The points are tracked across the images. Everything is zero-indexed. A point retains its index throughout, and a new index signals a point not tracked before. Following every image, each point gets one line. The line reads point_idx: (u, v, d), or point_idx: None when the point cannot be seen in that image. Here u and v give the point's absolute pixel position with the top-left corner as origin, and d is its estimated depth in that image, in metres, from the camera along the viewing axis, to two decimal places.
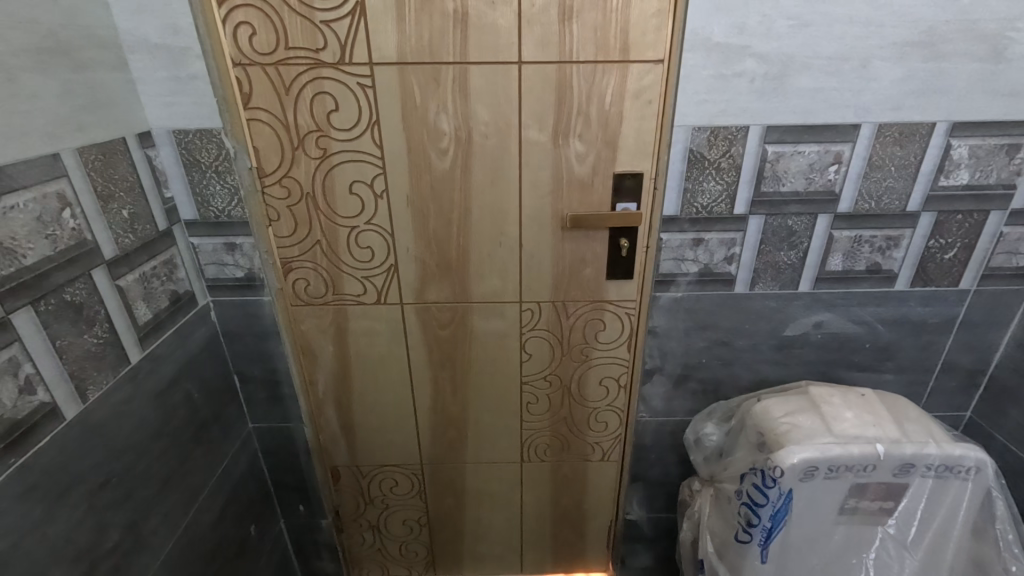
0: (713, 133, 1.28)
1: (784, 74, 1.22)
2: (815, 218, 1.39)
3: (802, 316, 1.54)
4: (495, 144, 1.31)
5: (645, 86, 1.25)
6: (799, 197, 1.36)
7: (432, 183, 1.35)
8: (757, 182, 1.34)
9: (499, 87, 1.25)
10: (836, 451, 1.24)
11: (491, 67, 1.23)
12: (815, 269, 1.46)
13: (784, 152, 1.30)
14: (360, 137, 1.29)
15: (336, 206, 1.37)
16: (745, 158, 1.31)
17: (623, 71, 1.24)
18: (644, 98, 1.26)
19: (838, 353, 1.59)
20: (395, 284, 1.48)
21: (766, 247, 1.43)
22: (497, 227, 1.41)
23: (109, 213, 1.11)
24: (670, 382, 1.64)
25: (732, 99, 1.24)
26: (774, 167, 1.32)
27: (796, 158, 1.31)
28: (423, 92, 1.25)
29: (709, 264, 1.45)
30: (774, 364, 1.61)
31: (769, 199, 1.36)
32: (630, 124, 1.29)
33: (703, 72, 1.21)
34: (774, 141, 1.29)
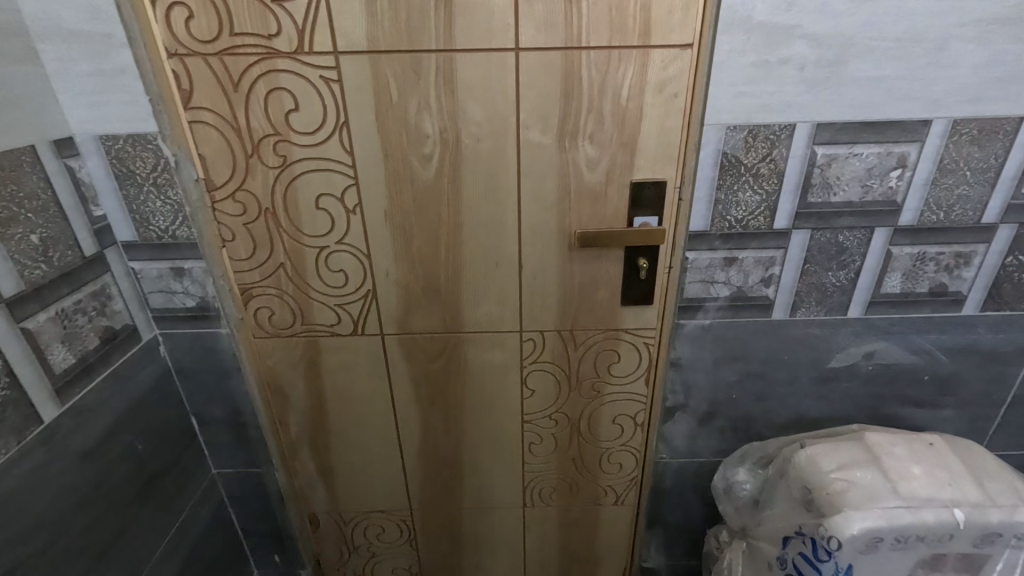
0: (752, 132, 1.06)
1: (840, 61, 1.00)
2: (871, 233, 1.16)
3: (850, 345, 1.32)
4: (488, 148, 1.09)
5: (670, 77, 1.03)
6: (852, 209, 1.14)
7: (414, 196, 1.13)
8: (803, 191, 1.12)
9: (493, 80, 1.03)
10: (904, 518, 1.03)
11: (482, 56, 1.00)
12: (867, 291, 1.24)
13: (837, 154, 1.08)
14: (326, 142, 1.07)
15: (301, 224, 1.16)
16: (791, 162, 1.09)
17: (643, 59, 1.02)
18: (670, 91, 1.04)
19: (891, 387, 1.37)
20: (374, 312, 1.27)
21: (810, 267, 1.21)
22: (492, 247, 1.19)
23: (9, 240, 0.90)
24: (695, 420, 1.42)
25: (777, 92, 1.02)
26: (824, 173, 1.10)
27: (852, 162, 1.09)
28: (400, 86, 1.03)
29: (743, 287, 1.23)
30: (816, 399, 1.39)
31: (817, 211, 1.14)
32: (652, 123, 1.07)
33: (741, 59, 0.99)
34: (826, 142, 1.07)
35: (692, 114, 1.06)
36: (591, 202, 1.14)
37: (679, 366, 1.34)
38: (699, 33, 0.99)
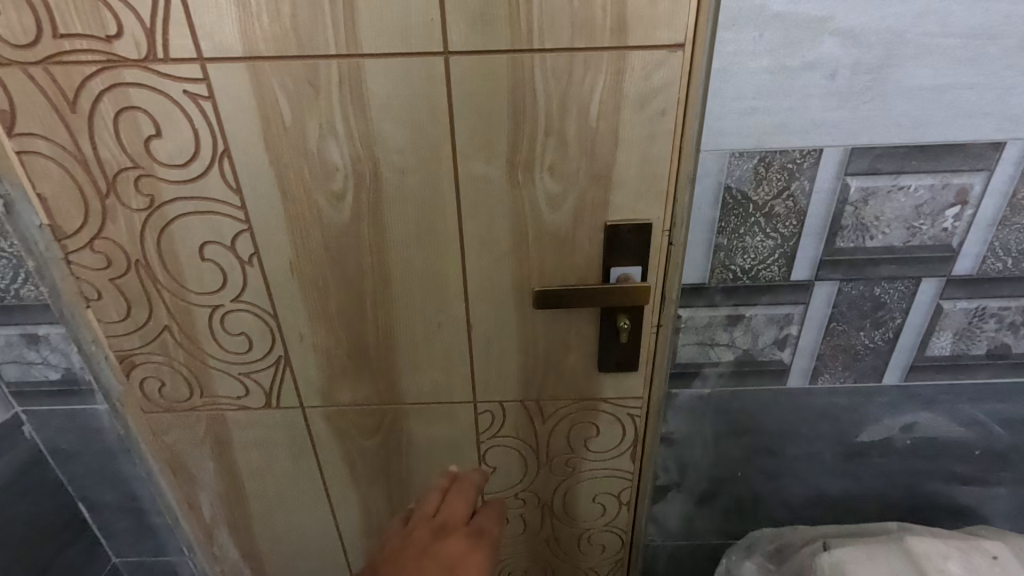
0: (763, 161, 0.81)
1: (885, 65, 0.75)
2: (917, 285, 0.90)
3: (883, 416, 1.06)
4: (418, 184, 0.83)
5: (655, 88, 0.77)
6: (894, 256, 0.88)
7: (326, 243, 0.88)
8: (830, 234, 0.86)
9: (418, 94, 0.76)
10: None
11: (401, 63, 0.74)
12: (909, 354, 0.98)
13: (876, 188, 0.82)
14: (203, 177, 0.82)
15: (184, 279, 0.90)
16: (815, 198, 0.84)
17: (620, 64, 0.75)
18: (655, 107, 0.78)
19: (934, 463, 1.11)
20: (290, 381, 1.02)
21: (837, 326, 0.95)
22: (432, 304, 0.94)
23: None
24: (692, 499, 1.17)
25: (798, 106, 0.77)
26: (858, 211, 0.84)
27: (895, 198, 0.83)
28: (293, 104, 0.77)
29: (751, 350, 0.98)
30: (840, 477, 1.14)
31: (847, 259, 0.88)
32: (632, 149, 0.81)
33: (752, 64, 0.75)
34: (861, 172, 0.81)
35: (684, 136, 0.80)
36: (556, 249, 0.89)
37: (671, 438, 1.09)
38: (694, 28, 0.73)
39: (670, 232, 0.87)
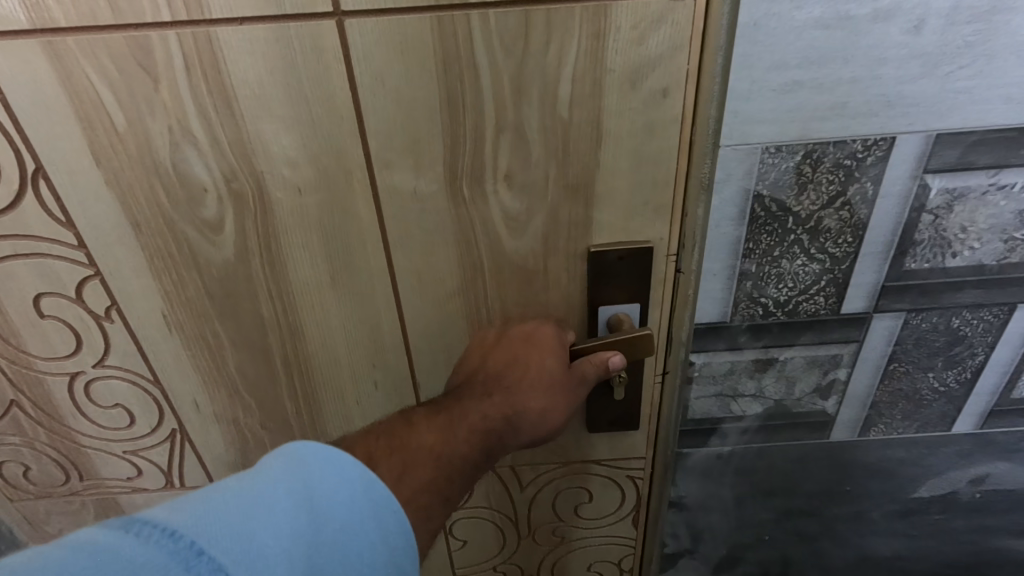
0: (811, 156, 0.57)
1: (995, 8, 0.50)
2: (1008, 313, 0.68)
3: (952, 469, 0.82)
4: (322, 204, 0.59)
5: (652, 54, 0.52)
6: (982, 278, 0.65)
7: (207, 289, 0.63)
8: (898, 252, 0.63)
9: (303, 78, 0.52)
10: None
11: (271, 30, 0.49)
12: (990, 398, 0.75)
13: (966, 189, 0.59)
14: (15, 207, 0.58)
15: (24, 341, 0.67)
16: (880, 206, 0.60)
17: (600, 20, 0.50)
18: (654, 84, 0.53)
19: (1010, 519, 0.88)
20: (192, 457, 0.79)
21: (898, 367, 0.72)
22: (363, 361, 0.70)
23: None
24: (708, 568, 0.96)
25: (863, 77, 0.53)
26: (939, 221, 0.61)
27: (990, 201, 0.60)
28: (121, 98, 0.52)
29: (786, 399, 0.75)
30: (892, 538, 0.91)
31: (919, 284, 0.65)
32: (624, 147, 0.56)
33: (798, 16, 0.50)
34: (949, 167, 0.58)
35: (694, 124, 0.55)
36: (521, 286, 0.65)
37: (682, 504, 0.87)
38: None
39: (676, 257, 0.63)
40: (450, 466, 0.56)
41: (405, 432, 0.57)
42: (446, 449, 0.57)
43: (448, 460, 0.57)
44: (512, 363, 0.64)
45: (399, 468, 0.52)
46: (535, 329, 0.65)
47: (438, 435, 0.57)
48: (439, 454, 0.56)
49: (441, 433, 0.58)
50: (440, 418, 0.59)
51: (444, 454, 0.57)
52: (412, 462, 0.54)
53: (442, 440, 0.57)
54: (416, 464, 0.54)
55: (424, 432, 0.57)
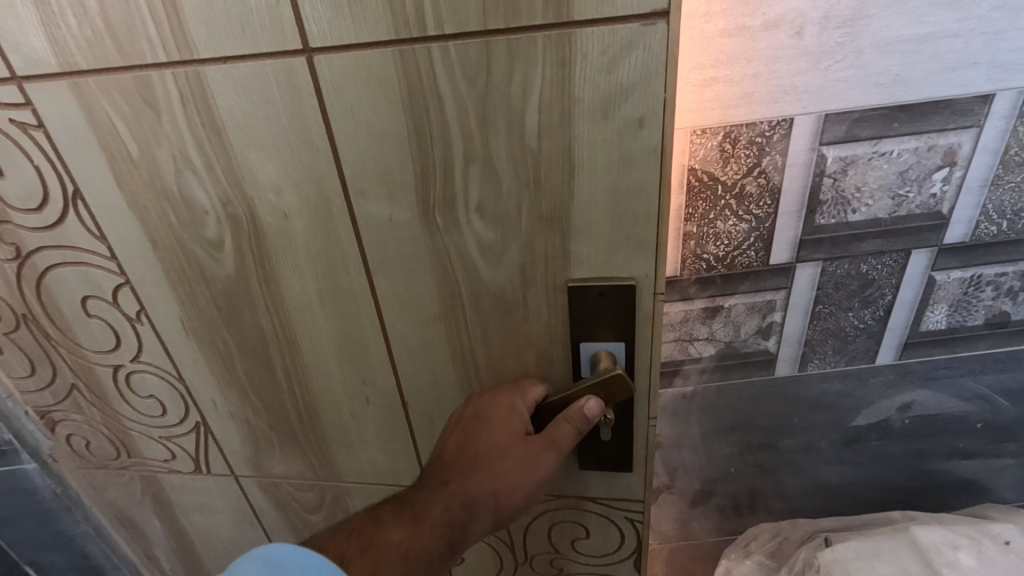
0: (730, 135, 0.63)
1: (856, 15, 0.57)
2: (907, 257, 0.71)
3: (878, 397, 0.83)
4: (307, 228, 0.61)
5: (624, 83, 0.49)
6: (879, 229, 0.69)
7: (214, 301, 0.69)
8: (809, 210, 0.68)
9: (281, 109, 0.54)
10: None
11: (249, 68, 0.52)
12: (901, 331, 0.77)
13: (855, 156, 0.65)
14: (62, 224, 0.66)
15: (76, 336, 0.77)
16: (788, 175, 0.66)
17: (565, 48, 0.48)
18: (627, 114, 0.50)
19: (937, 444, 0.88)
20: (214, 447, 0.86)
21: (824, 309, 0.75)
22: (355, 381, 0.73)
23: None
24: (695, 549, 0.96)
25: (764, 75, 0.60)
26: (837, 183, 0.66)
27: (876, 163, 0.65)
28: (133, 130, 0.58)
29: (734, 344, 0.77)
30: (838, 466, 0.90)
31: (831, 237, 0.70)
32: (598, 181, 0.53)
33: (706, 27, 0.58)
34: (841, 139, 0.64)
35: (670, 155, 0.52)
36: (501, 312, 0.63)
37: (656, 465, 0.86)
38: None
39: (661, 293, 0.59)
40: (419, 561, 0.60)
41: (374, 528, 0.62)
42: (413, 545, 0.60)
43: (417, 557, 0.60)
44: (479, 435, 0.64)
45: (369, 568, 0.58)
46: (507, 400, 0.65)
47: (405, 531, 0.61)
48: (406, 550, 0.60)
49: (409, 527, 0.61)
50: (408, 510, 0.63)
51: (413, 549, 0.60)
52: (380, 564, 0.58)
53: (410, 533, 0.61)
54: (384, 564, 0.58)
55: (391, 528, 0.61)
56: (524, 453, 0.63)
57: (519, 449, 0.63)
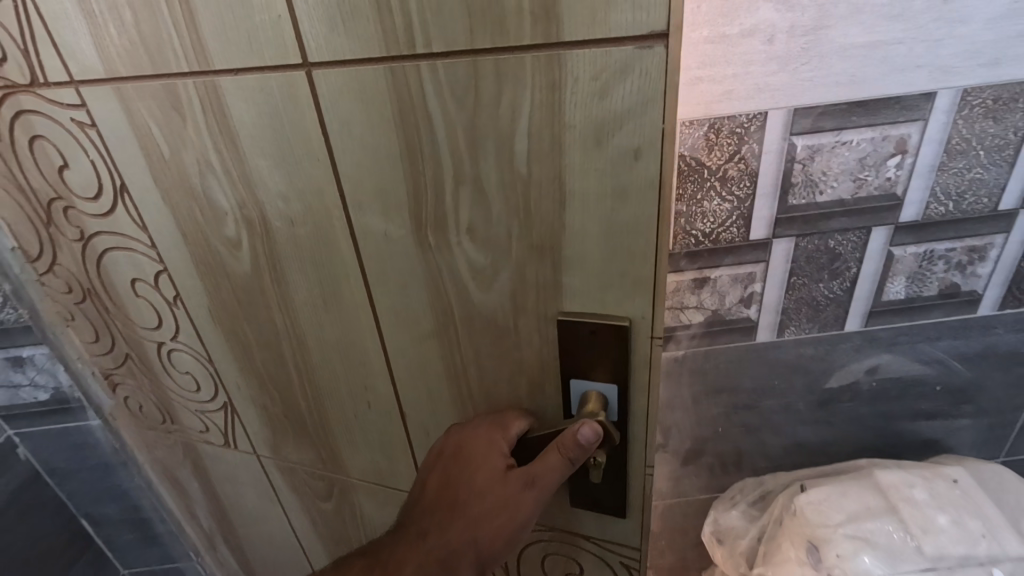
0: (726, 125, 0.44)
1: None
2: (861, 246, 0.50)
3: (842, 364, 0.57)
4: (311, 237, 0.51)
5: (622, 103, 0.37)
6: (904, 223, 0.49)
7: (228, 309, 0.60)
8: (809, 173, 0.46)
9: (281, 119, 0.44)
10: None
11: (255, 80, 0.43)
12: (865, 300, 0.53)
13: (862, 140, 0.44)
14: (117, 221, 0.56)
15: (129, 313, 0.63)
16: (785, 168, 0.45)
17: (557, 61, 0.36)
18: (622, 143, 0.38)
19: (888, 413, 0.61)
20: (192, 466, 0.72)
21: (803, 278, 0.52)
22: (357, 394, 0.60)
23: None
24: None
25: (813, 44, 0.41)
26: (841, 155, 0.45)
27: (868, 153, 0.45)
28: (140, 126, 0.48)
29: (724, 312, 0.53)
30: (806, 431, 0.61)
31: (836, 225, 0.49)
32: (585, 213, 0.41)
33: (723, 24, 0.40)
34: (862, 105, 0.43)
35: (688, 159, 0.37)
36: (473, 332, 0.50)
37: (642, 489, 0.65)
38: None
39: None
40: None
41: None
42: None
43: None
44: (455, 475, 0.53)
45: None
46: (481, 433, 0.51)
47: None
48: None
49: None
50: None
51: None
52: None
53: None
54: None
55: None
56: (499, 497, 0.51)
57: (493, 496, 0.51)
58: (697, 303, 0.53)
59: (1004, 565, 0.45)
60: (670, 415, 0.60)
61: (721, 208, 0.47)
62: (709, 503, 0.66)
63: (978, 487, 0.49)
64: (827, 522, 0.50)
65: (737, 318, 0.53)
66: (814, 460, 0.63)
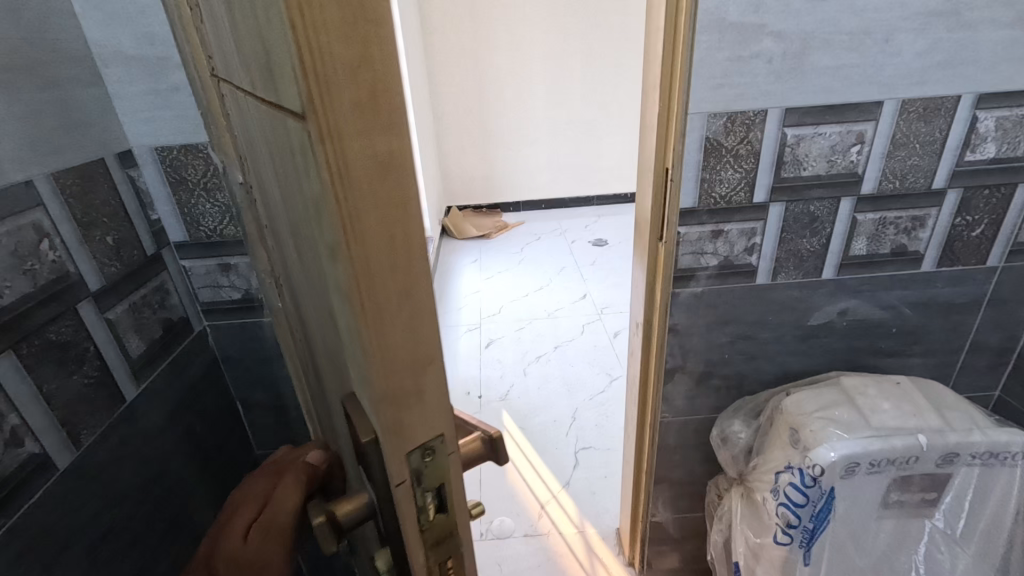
0: (738, 118, 0.63)
1: (888, 35, 0.59)
2: (833, 208, 0.69)
3: (821, 309, 0.76)
4: (282, 243, 0.42)
5: (314, 201, 0.22)
6: (861, 196, 0.68)
7: (285, 289, 0.51)
8: (797, 159, 0.66)
9: (251, 131, 0.36)
10: (878, 442, 0.61)
11: (238, 103, 0.37)
12: (837, 257, 0.72)
13: (832, 133, 0.64)
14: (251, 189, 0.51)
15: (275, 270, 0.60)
16: (779, 147, 0.65)
17: (286, 140, 0.24)
18: (327, 240, 0.22)
19: (854, 355, 0.80)
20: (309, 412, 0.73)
21: (794, 236, 0.71)
22: (329, 416, 0.49)
23: (97, 252, 0.54)
24: (688, 484, 0.92)
25: (796, 68, 0.60)
26: (819, 145, 0.65)
27: (836, 140, 0.64)
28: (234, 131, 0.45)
29: (732, 260, 0.72)
30: (793, 364, 0.80)
31: (816, 193, 0.68)
32: (339, 309, 0.25)
33: (742, 52, 0.59)
34: (835, 109, 0.63)
35: (422, 298, 0.24)
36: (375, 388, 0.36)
37: (663, 407, 0.84)
38: (304, 6, 0.17)
39: (399, 485, 0.28)
40: None
41: None
42: None
43: None
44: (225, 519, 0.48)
45: None
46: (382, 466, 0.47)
47: None
48: None
49: None
50: None
51: None
52: None
53: None
54: None
55: None
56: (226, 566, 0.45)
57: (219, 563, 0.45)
58: (713, 249, 0.71)
59: (926, 433, 0.62)
60: (687, 339, 0.78)
61: (734, 177, 0.67)
62: (714, 420, 0.85)
63: (916, 390, 0.68)
64: (803, 410, 0.68)
65: (742, 263, 0.72)
66: (796, 382, 0.81)
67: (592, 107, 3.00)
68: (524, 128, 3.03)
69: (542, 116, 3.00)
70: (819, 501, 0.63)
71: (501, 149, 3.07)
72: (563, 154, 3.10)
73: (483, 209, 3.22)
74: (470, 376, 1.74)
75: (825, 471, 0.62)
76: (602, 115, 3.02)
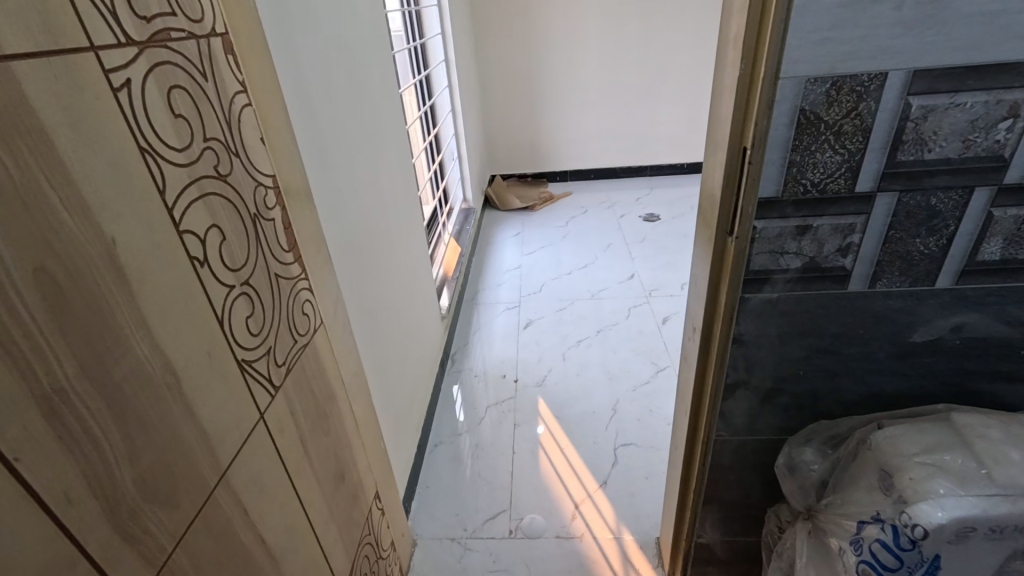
0: (843, 84, 0.49)
1: None
2: (964, 201, 0.54)
3: (928, 325, 0.62)
4: None
5: None
6: (1006, 185, 0.53)
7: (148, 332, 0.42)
8: (920, 137, 0.51)
9: None
10: (1000, 506, 0.49)
11: None
12: (961, 262, 0.57)
13: (972, 103, 0.49)
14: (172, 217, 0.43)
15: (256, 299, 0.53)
16: (895, 121, 0.50)
17: None
18: None
19: (964, 378, 0.65)
20: None
21: (903, 235, 0.56)
22: None
23: None
24: (741, 506, 0.82)
25: (933, 15, 0.45)
26: (951, 121, 0.50)
27: (977, 111, 0.49)
28: None
29: (820, 261, 0.59)
30: (884, 385, 0.67)
31: (941, 182, 0.53)
32: None
33: None
34: (982, 72, 0.47)
35: None
36: None
37: (718, 425, 0.73)
38: None
39: None
40: None
41: None
42: None
43: None
44: None
45: None
46: None
47: None
48: None
49: None
50: None
51: None
52: None
53: None
54: None
55: None
56: None
57: None
58: (797, 249, 0.58)
59: None
60: (755, 351, 0.66)
61: (832, 160, 0.53)
62: (779, 442, 0.73)
63: None
64: (899, 451, 0.56)
65: (833, 266, 0.59)
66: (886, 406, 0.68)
67: (649, 68, 2.76)
68: (573, 93, 2.84)
69: (593, 79, 2.79)
70: (916, 567, 0.51)
71: (547, 116, 2.90)
72: (615, 121, 2.90)
73: (529, 180, 3.08)
74: (507, 359, 1.66)
75: (929, 535, 0.49)
76: (660, 79, 2.78)
